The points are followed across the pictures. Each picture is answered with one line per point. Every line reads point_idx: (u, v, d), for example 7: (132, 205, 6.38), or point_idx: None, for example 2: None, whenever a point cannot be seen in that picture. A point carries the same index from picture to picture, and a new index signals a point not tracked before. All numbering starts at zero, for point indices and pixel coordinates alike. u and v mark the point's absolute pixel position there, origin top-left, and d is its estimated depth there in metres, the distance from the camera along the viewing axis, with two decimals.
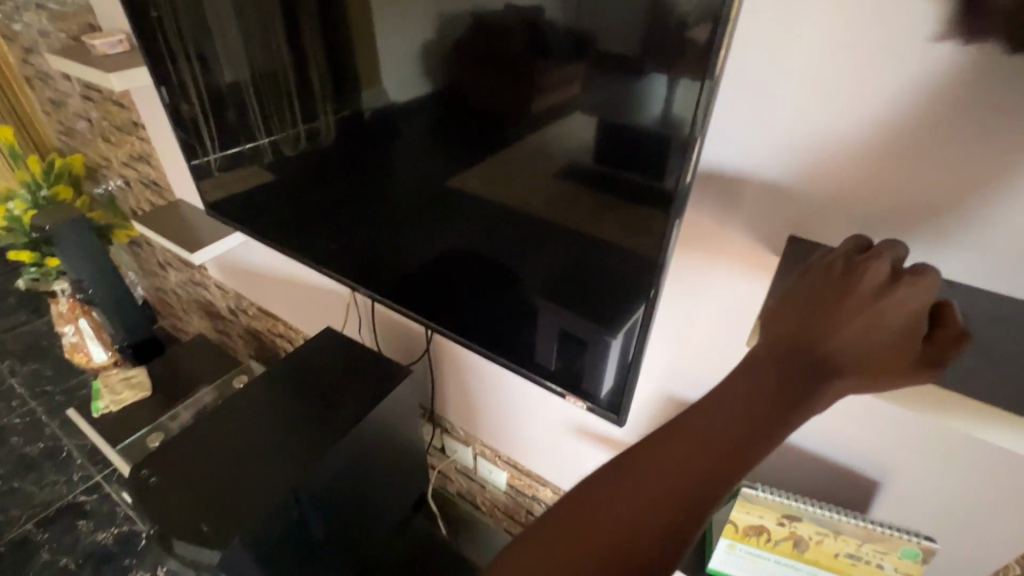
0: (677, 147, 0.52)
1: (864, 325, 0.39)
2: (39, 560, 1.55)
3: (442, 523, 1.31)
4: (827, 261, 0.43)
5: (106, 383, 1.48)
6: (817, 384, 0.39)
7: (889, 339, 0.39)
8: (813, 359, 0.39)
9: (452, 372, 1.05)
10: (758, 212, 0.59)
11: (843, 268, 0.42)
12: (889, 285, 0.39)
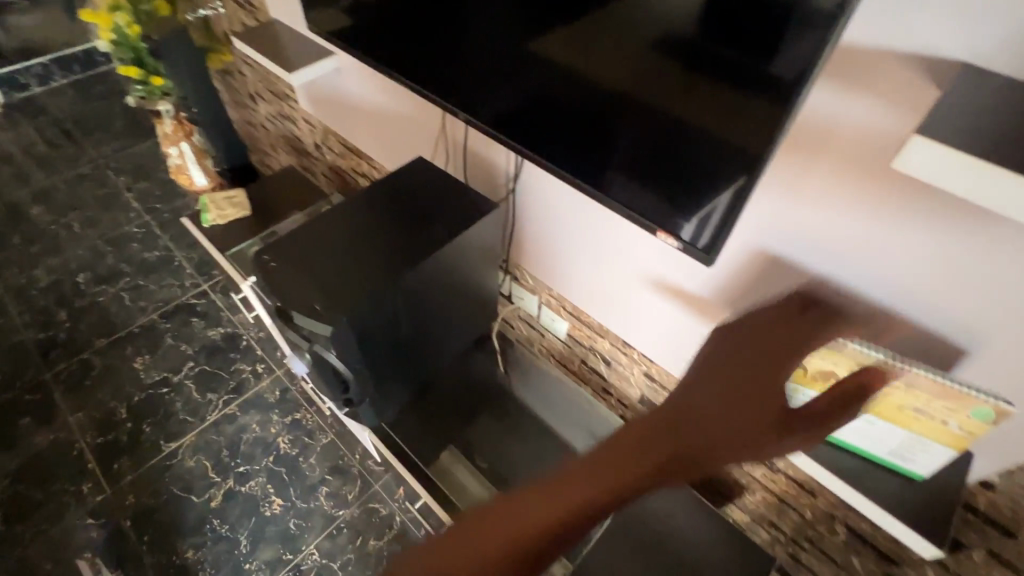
0: (795, 27, 0.51)
1: None
2: (165, 344, 1.86)
3: (501, 364, 1.43)
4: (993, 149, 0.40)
5: (212, 199, 1.62)
6: None
7: None
8: None
9: (534, 214, 1.08)
10: (945, 35, 0.51)
11: None
12: None
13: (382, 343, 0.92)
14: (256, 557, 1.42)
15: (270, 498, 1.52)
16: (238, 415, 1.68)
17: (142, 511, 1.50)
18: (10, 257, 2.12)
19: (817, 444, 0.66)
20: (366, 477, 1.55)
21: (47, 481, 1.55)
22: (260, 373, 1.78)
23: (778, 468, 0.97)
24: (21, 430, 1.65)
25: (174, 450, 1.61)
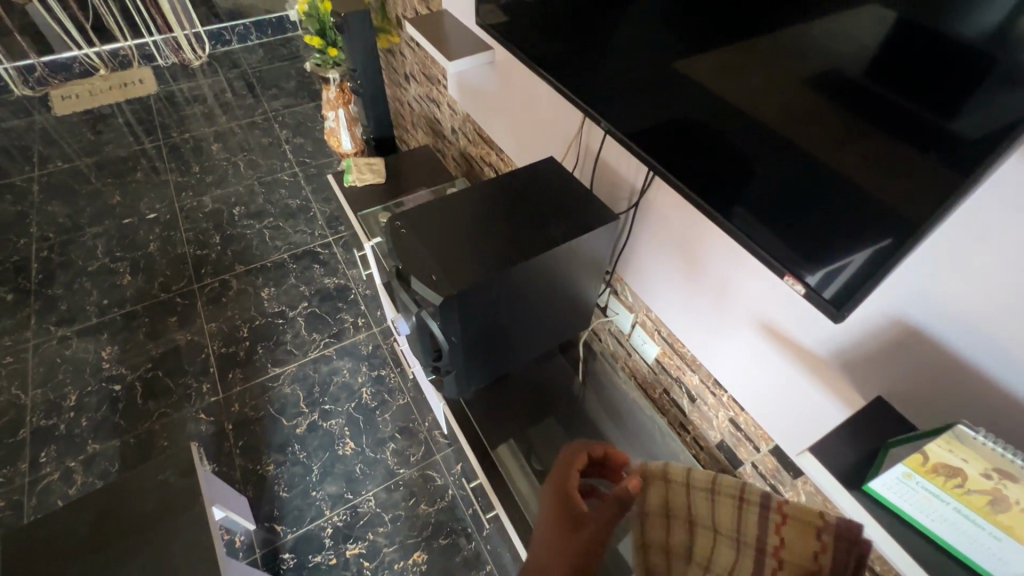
0: (991, 84, 0.46)
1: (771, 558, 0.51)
2: (288, 281, 2.10)
3: (580, 375, 1.43)
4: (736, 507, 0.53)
5: (355, 162, 1.79)
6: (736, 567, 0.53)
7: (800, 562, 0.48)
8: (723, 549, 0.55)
9: (652, 232, 1.07)
10: None
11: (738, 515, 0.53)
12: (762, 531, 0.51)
13: (479, 324, 0.97)
14: (322, 488, 1.56)
15: (344, 440, 1.66)
16: (333, 358, 1.86)
17: (242, 418, 1.71)
18: (189, 182, 2.51)
19: (920, 540, 0.59)
20: (430, 445, 1.64)
21: (178, 374, 1.83)
22: (360, 326, 1.94)
23: (862, 559, 0.88)
24: (168, 326, 1.96)
25: (276, 375, 1.81)
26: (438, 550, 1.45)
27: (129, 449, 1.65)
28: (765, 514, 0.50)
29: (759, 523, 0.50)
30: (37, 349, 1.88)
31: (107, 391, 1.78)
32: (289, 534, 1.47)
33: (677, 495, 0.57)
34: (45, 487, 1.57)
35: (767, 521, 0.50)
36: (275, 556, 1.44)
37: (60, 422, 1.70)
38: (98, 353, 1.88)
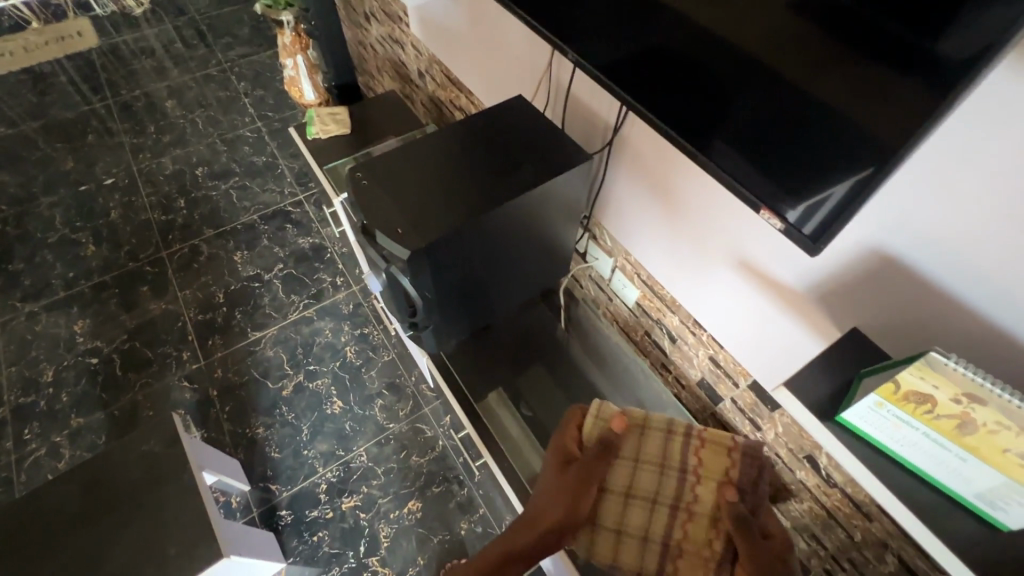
0: None
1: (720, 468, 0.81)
2: (261, 243, 2.03)
3: (562, 322, 1.43)
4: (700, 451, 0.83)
5: (318, 113, 1.69)
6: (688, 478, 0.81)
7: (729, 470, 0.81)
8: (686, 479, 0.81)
9: (628, 172, 1.03)
10: None
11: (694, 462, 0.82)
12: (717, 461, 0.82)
13: (453, 276, 0.94)
14: (314, 446, 1.58)
15: (332, 399, 1.66)
16: (314, 319, 1.83)
17: (226, 384, 1.70)
18: (145, 143, 2.37)
19: (888, 464, 0.61)
20: (418, 398, 1.66)
21: (156, 344, 1.79)
22: (339, 285, 1.91)
23: (835, 483, 0.92)
24: (140, 295, 1.90)
25: (258, 340, 1.79)
26: (432, 497, 1.49)
27: (114, 421, 1.64)
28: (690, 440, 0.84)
29: (683, 447, 0.83)
30: (5, 327, 1.82)
31: (84, 365, 1.75)
32: (284, 493, 1.50)
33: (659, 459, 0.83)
34: (34, 463, 1.57)
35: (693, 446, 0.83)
36: (273, 514, 1.47)
37: (41, 398, 1.68)
38: (70, 327, 1.83)
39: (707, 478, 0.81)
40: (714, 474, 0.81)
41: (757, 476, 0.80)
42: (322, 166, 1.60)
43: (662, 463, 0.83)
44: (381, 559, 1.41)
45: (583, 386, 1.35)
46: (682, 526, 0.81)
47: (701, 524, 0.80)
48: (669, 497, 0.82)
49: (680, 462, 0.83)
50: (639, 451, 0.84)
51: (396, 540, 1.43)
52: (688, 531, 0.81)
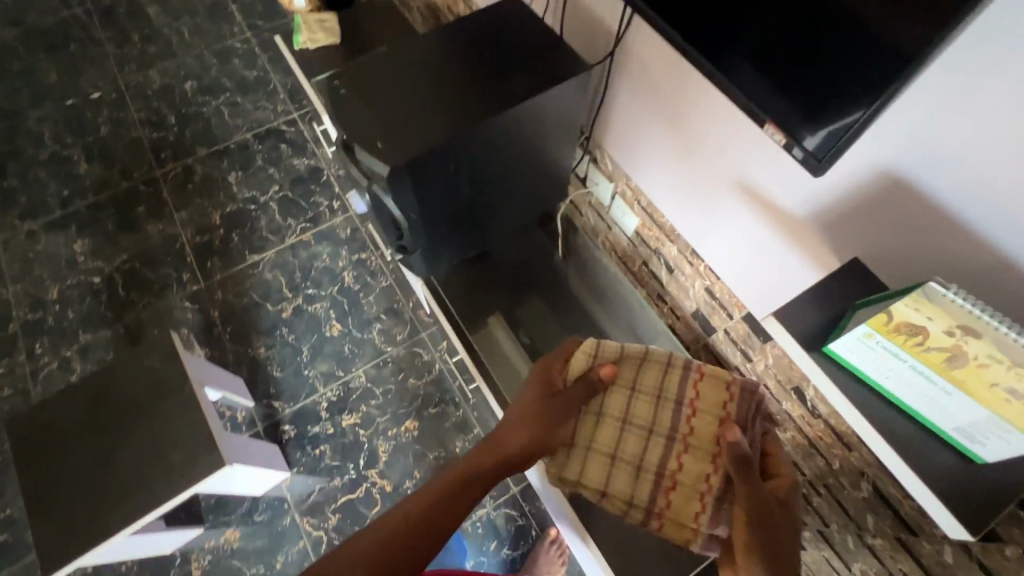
0: None
1: (714, 397, 0.81)
2: (256, 164, 1.97)
3: (560, 250, 1.40)
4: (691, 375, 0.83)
5: (305, 20, 1.57)
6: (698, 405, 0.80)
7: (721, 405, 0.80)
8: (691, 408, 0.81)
9: (630, 89, 0.96)
10: None
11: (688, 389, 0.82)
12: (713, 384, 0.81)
13: (438, 196, 0.90)
14: (314, 367, 1.62)
15: (330, 322, 1.68)
16: (311, 244, 1.81)
17: (227, 305, 1.72)
18: (130, 54, 2.24)
19: (870, 396, 0.59)
20: (416, 323, 1.67)
21: (156, 265, 1.79)
22: (336, 210, 1.87)
23: (819, 414, 0.93)
24: (137, 215, 1.88)
25: (256, 263, 1.78)
26: (428, 417, 1.55)
27: (121, 339, 1.68)
28: (689, 373, 0.83)
29: (682, 378, 0.83)
30: (6, 244, 1.83)
31: (87, 283, 1.77)
32: (287, 409, 1.56)
33: (657, 389, 0.84)
34: (48, 375, 1.63)
35: (691, 380, 0.83)
36: (277, 428, 1.54)
37: (48, 315, 1.71)
38: (70, 246, 1.83)
39: (704, 411, 0.81)
40: (712, 408, 0.80)
41: (753, 411, 0.79)
42: (312, 79, 1.50)
43: (659, 392, 0.83)
44: (379, 472, 1.48)
45: (578, 315, 1.35)
46: (684, 456, 0.80)
47: (697, 456, 0.80)
48: (664, 428, 0.82)
49: (678, 395, 0.82)
50: (637, 379, 0.85)
51: (394, 454, 1.51)
52: (684, 464, 0.80)
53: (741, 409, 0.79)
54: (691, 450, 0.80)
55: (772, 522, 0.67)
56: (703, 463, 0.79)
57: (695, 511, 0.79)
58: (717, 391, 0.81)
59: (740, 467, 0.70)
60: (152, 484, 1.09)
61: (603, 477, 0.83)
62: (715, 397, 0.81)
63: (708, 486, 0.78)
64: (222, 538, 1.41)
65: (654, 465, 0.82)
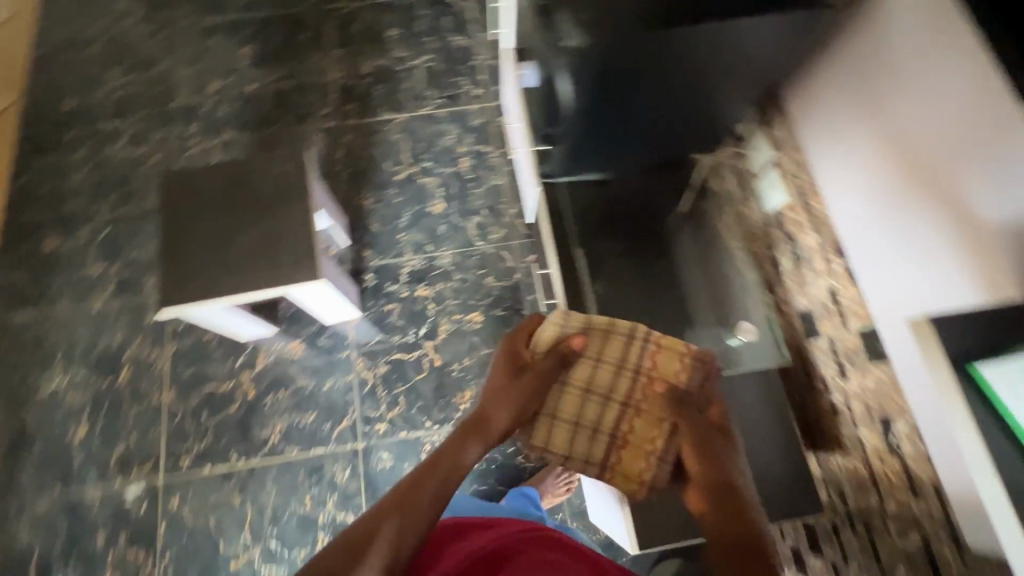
0: None
1: (671, 361, 0.95)
2: (416, 28, 1.98)
3: (680, 204, 1.35)
4: (648, 345, 0.97)
5: None
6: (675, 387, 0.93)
7: (676, 372, 0.94)
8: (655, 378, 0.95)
9: (858, 65, 0.96)
10: None
11: (654, 359, 0.96)
12: (682, 354, 0.95)
13: (614, 93, 0.97)
14: (408, 234, 1.68)
15: (435, 199, 1.73)
16: (442, 121, 1.84)
17: (352, 150, 1.80)
18: None
19: (996, 432, 0.57)
20: (512, 230, 1.69)
21: (302, 91, 1.89)
22: (474, 96, 1.87)
23: (900, 452, 0.91)
24: (300, 41, 1.97)
25: (388, 121, 1.84)
26: (494, 318, 1.60)
27: (255, 147, 1.82)
28: (648, 346, 0.97)
29: (642, 349, 0.97)
30: (187, 30, 1.98)
31: (242, 88, 1.90)
32: (373, 261, 1.65)
33: (624, 359, 0.97)
34: (190, 156, 1.80)
35: (648, 350, 0.97)
36: (359, 274, 1.64)
37: (204, 105, 1.87)
38: (237, 50, 1.96)
39: (659, 377, 0.95)
40: (668, 375, 0.95)
41: (703, 378, 0.94)
42: None
43: (620, 361, 0.97)
44: (434, 345, 1.57)
45: (677, 275, 1.31)
46: (639, 420, 0.94)
47: (648, 421, 0.94)
48: (620, 396, 0.96)
49: (637, 364, 0.96)
50: (603, 351, 0.98)
51: (452, 336, 1.58)
52: (635, 426, 0.95)
53: (695, 372, 0.94)
54: (642, 415, 0.94)
55: (722, 458, 0.83)
56: (653, 427, 0.93)
57: (641, 469, 0.93)
58: (675, 359, 0.95)
59: (684, 413, 0.90)
60: (263, 265, 1.22)
61: (569, 442, 0.97)
62: (671, 363, 0.95)
63: (653, 447, 0.92)
64: (287, 345, 1.55)
65: (610, 427, 0.96)
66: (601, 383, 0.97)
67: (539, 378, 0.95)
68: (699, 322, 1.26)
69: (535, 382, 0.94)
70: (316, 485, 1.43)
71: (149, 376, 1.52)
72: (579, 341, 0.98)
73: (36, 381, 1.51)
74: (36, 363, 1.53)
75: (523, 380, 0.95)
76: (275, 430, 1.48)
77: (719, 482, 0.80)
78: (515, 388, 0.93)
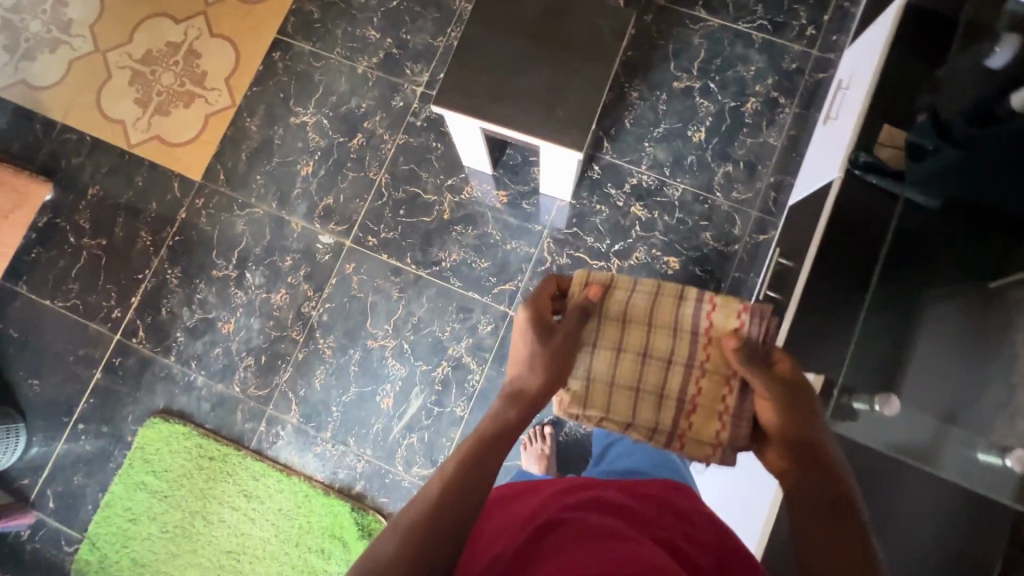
0: None
1: (725, 318, 0.87)
2: None
3: (989, 279, 1.14)
4: (696, 299, 0.89)
5: None
6: (736, 344, 0.83)
7: (730, 329, 0.86)
8: (714, 337, 0.87)
9: None
10: None
11: (703, 319, 0.88)
12: (736, 313, 0.86)
13: None
14: (654, 147, 1.56)
15: (700, 126, 1.56)
16: (753, 46, 1.59)
17: (646, 33, 1.61)
18: None
19: None
20: (757, 199, 1.52)
21: None
22: (804, 36, 1.58)
23: None
24: None
25: (698, 18, 1.61)
26: (689, 274, 1.50)
27: None
28: (700, 303, 0.88)
29: (694, 309, 0.89)
30: None
31: None
32: (609, 156, 1.56)
33: (675, 321, 0.89)
34: None
35: (702, 310, 0.88)
36: (589, 161, 1.57)
37: None
38: None
39: (717, 337, 0.87)
40: (726, 332, 0.87)
41: (760, 330, 0.86)
42: None
43: (671, 326, 0.89)
44: (620, 265, 1.51)
45: (927, 344, 1.14)
46: (705, 381, 0.87)
47: (715, 381, 0.87)
48: (680, 359, 0.89)
49: (689, 325, 0.89)
50: (654, 316, 0.90)
51: (640, 266, 1.51)
52: (704, 387, 0.87)
53: (747, 323, 0.86)
54: (710, 375, 0.87)
55: (800, 416, 0.78)
56: (721, 386, 0.87)
57: (716, 431, 0.87)
58: (731, 317, 0.87)
59: (750, 371, 0.81)
60: (540, 103, 1.18)
61: (631, 408, 0.90)
62: (726, 323, 0.87)
63: (725, 406, 0.86)
64: (494, 191, 1.57)
65: (677, 394, 0.89)
66: (659, 347, 0.89)
67: (568, 336, 0.87)
68: (922, 398, 1.09)
69: (565, 338, 0.87)
70: (460, 322, 1.52)
71: (375, 153, 1.62)
72: (609, 304, 0.92)
73: (291, 108, 1.67)
74: (299, 92, 1.68)
75: (553, 338, 0.87)
76: (450, 257, 1.55)
77: (797, 447, 0.76)
78: (544, 347, 0.86)
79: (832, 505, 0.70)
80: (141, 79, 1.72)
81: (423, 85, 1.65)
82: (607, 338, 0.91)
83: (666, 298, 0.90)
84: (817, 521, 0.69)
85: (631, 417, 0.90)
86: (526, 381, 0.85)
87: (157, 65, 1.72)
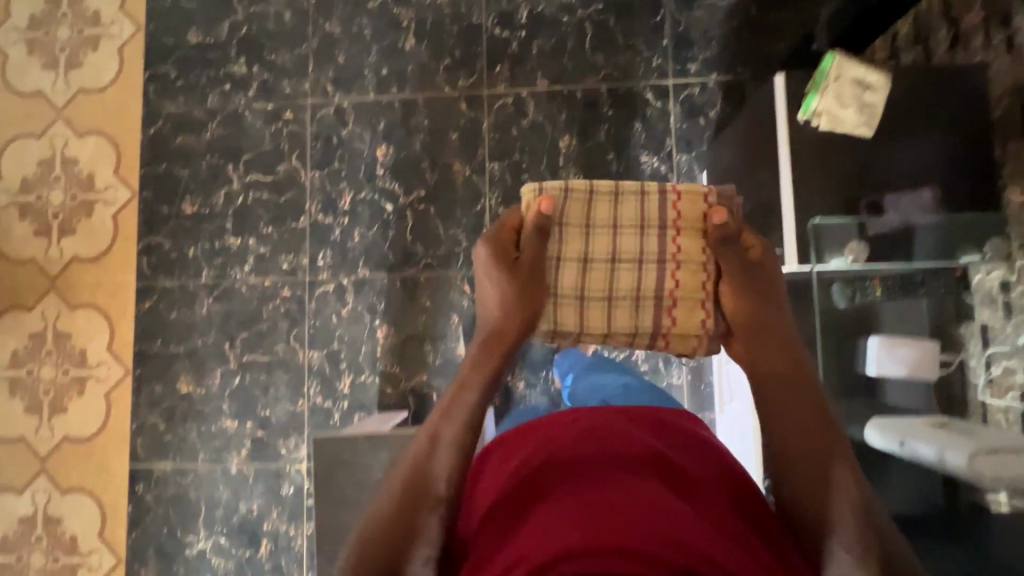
0: None
1: (690, 208, 0.72)
2: (599, 136, 1.51)
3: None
4: (672, 193, 0.72)
5: (845, 69, 0.90)
6: (720, 235, 0.69)
7: (694, 223, 0.72)
8: (695, 232, 0.72)
9: None
10: None
11: (676, 211, 0.72)
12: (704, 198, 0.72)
13: None
14: None
15: None
16: None
17: None
18: None
19: None
20: None
21: (448, 216, 1.52)
22: None
23: None
24: (447, 144, 1.54)
25: None
26: None
27: (395, 292, 1.51)
28: (668, 197, 0.72)
29: (659, 203, 0.72)
30: (314, 116, 1.57)
31: (378, 208, 1.54)
32: None
33: (647, 218, 0.73)
34: (322, 296, 1.53)
35: (669, 201, 0.72)
36: None
37: (336, 225, 1.54)
38: (373, 150, 1.55)
39: (687, 228, 0.72)
40: (692, 221, 0.72)
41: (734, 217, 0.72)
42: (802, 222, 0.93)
43: (640, 224, 0.72)
44: None
45: None
46: (682, 272, 0.72)
47: (692, 272, 0.72)
48: (654, 253, 0.73)
49: (660, 218, 0.72)
50: (620, 216, 0.73)
51: None
52: (682, 280, 0.72)
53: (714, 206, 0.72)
54: (685, 266, 0.72)
55: (771, 298, 0.68)
56: (694, 273, 0.72)
57: (700, 322, 0.73)
58: (695, 206, 0.72)
59: (722, 247, 0.69)
60: None
61: (605, 321, 0.73)
62: (691, 212, 0.72)
63: (707, 293, 0.72)
64: None
65: (655, 291, 0.73)
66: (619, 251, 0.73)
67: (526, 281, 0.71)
68: None
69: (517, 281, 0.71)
70: None
71: (289, 554, 1.48)
72: (562, 211, 0.72)
73: (182, 540, 1.50)
74: (181, 518, 1.51)
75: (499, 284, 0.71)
76: None
77: (751, 325, 0.68)
78: (513, 286, 0.70)
79: (800, 385, 0.63)
80: (10, 570, 1.53)
81: (305, 459, 1.50)
82: (568, 271, 0.73)
83: (629, 193, 0.73)
84: (789, 395, 0.63)
85: (582, 331, 0.74)
86: (507, 317, 0.70)
87: (21, 550, 1.54)
